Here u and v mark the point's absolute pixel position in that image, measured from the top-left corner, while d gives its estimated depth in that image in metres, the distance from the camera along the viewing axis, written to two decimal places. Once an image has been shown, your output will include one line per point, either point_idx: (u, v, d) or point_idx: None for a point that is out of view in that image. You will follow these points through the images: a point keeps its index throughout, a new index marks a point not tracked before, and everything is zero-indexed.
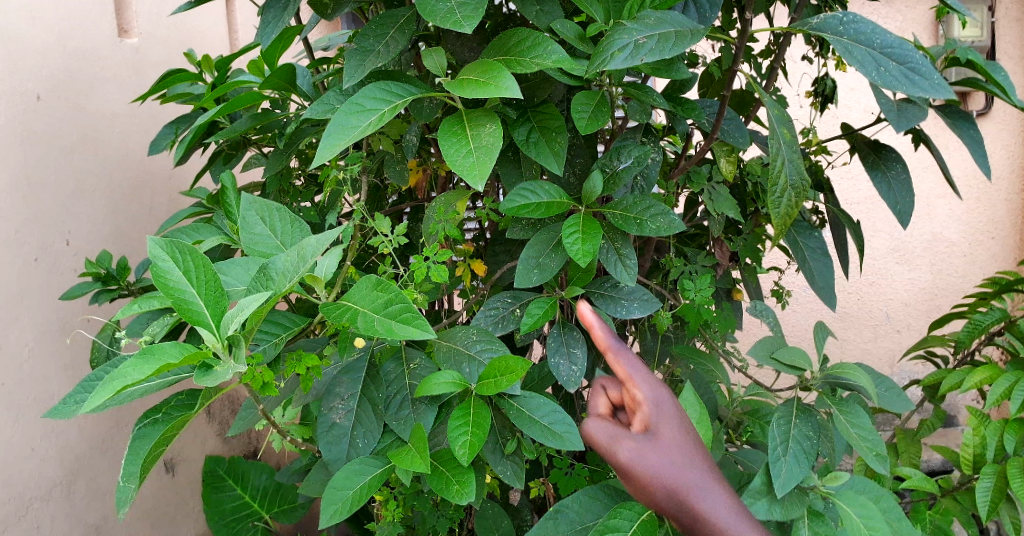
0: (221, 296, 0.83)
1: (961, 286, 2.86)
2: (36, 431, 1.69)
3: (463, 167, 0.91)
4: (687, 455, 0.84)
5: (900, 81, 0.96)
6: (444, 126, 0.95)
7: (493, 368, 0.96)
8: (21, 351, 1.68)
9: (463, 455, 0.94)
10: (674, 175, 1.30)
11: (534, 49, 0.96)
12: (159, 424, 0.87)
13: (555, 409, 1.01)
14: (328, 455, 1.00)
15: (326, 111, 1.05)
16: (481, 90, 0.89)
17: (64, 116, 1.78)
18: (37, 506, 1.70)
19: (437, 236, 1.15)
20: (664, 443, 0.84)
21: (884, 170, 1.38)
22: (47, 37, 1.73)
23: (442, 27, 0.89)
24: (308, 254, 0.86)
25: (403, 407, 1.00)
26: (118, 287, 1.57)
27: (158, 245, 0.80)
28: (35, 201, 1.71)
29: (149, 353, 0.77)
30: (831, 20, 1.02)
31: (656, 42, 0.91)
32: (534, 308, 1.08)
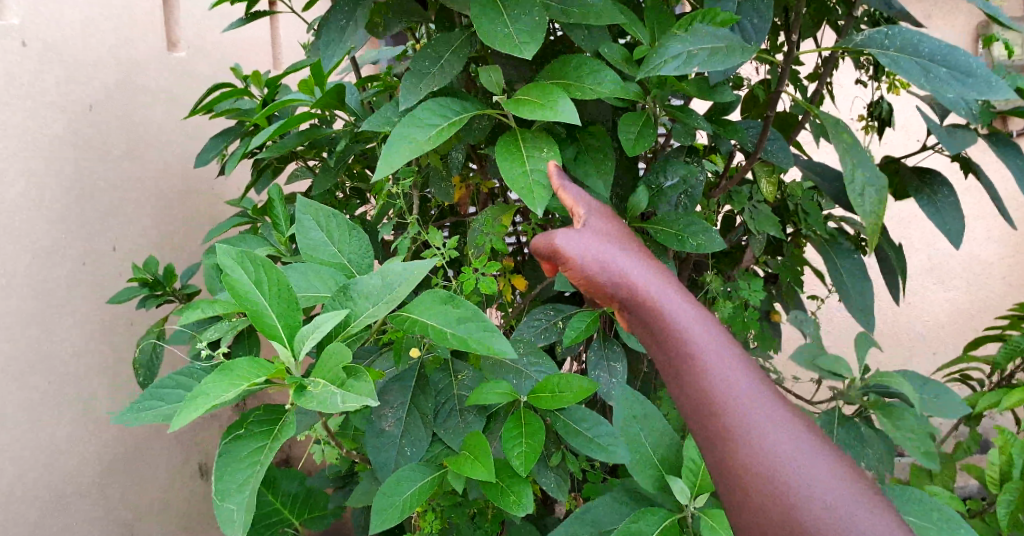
0: (294, 311, 0.85)
1: (999, 308, 2.83)
2: (77, 430, 1.75)
3: (521, 188, 0.96)
4: (620, 243, 0.90)
5: (950, 84, 0.96)
6: (500, 144, 1.00)
7: (546, 382, 0.98)
8: (66, 352, 1.74)
9: (520, 465, 0.95)
10: (715, 194, 1.31)
11: (593, 73, 0.99)
12: (243, 440, 0.84)
13: (601, 422, 1.06)
14: (376, 463, 1.01)
15: (382, 124, 1.09)
16: (540, 113, 0.93)
17: (114, 126, 1.84)
18: (75, 503, 1.75)
19: (484, 249, 1.16)
20: (598, 235, 0.90)
21: (931, 194, 1.38)
22: (99, 51, 1.80)
23: (503, 52, 0.94)
24: (393, 284, 0.87)
25: (451, 417, 1.05)
26: (164, 293, 1.61)
27: (229, 255, 0.84)
28: (82, 208, 1.77)
29: (229, 370, 0.80)
30: (876, 35, 1.04)
31: (708, 54, 0.93)
32: (576, 323, 1.07)
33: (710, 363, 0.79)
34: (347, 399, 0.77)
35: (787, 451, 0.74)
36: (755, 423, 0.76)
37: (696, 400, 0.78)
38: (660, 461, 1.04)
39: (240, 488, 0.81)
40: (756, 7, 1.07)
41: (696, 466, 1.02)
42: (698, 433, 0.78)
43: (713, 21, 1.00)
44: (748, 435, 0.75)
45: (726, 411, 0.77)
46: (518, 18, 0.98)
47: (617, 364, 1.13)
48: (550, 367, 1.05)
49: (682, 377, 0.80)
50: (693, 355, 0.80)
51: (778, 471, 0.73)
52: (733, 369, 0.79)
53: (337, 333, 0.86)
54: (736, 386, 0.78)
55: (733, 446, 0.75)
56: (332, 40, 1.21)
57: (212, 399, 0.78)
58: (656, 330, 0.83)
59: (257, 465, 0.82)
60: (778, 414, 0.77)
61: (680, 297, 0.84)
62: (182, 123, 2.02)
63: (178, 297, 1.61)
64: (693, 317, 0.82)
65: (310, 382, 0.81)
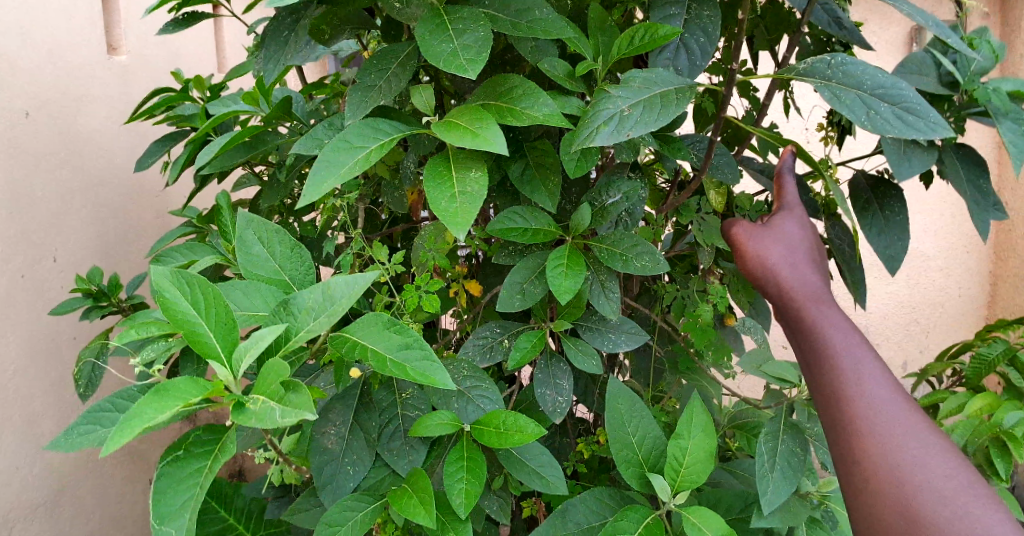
0: (234, 330, 0.84)
1: (938, 299, 2.99)
2: (22, 449, 1.70)
3: (449, 214, 0.93)
4: (790, 249, 1.08)
5: (891, 122, 1.00)
6: (430, 168, 0.97)
7: (493, 416, 0.99)
8: (8, 367, 1.68)
9: (460, 504, 0.96)
10: (664, 209, 1.33)
11: (527, 97, 0.98)
12: (183, 462, 0.82)
13: (543, 453, 1.05)
14: (318, 481, 1.00)
15: (314, 146, 1.08)
16: (469, 140, 0.92)
17: (52, 132, 1.78)
18: (22, 523, 1.70)
19: (427, 266, 1.16)
20: (771, 240, 1.09)
21: (880, 209, 1.39)
22: (34, 55, 1.73)
23: (447, 70, 0.93)
24: (335, 297, 0.86)
25: (395, 438, 1.03)
26: (109, 303, 1.57)
27: (165, 275, 0.82)
28: (21, 218, 1.71)
29: (164, 391, 0.78)
30: (819, 63, 1.07)
31: (641, 112, 0.95)
32: (522, 342, 1.10)
33: (849, 365, 0.93)
34: (285, 413, 0.77)
35: (907, 440, 0.87)
36: (884, 421, 0.88)
37: (833, 394, 0.92)
38: (643, 462, 1.14)
39: (180, 512, 0.79)
40: (702, 26, 1.08)
41: (677, 463, 1.11)
42: (829, 422, 0.92)
43: (654, 35, 1.01)
44: (877, 430, 0.88)
45: (859, 408, 0.90)
46: (464, 34, 0.97)
47: (562, 381, 1.14)
48: (494, 393, 1.04)
49: (824, 374, 0.94)
50: (835, 357, 0.94)
51: (899, 463, 0.86)
52: (871, 375, 0.92)
53: (279, 348, 0.86)
54: (870, 387, 0.91)
55: (859, 437, 0.89)
56: (278, 51, 1.19)
57: (149, 418, 0.75)
58: (807, 330, 0.98)
59: (199, 487, 0.81)
60: (906, 418, 0.89)
61: (831, 307, 0.99)
62: (124, 127, 1.98)
63: (125, 308, 1.58)
64: (841, 327, 0.97)
65: (250, 400, 0.80)
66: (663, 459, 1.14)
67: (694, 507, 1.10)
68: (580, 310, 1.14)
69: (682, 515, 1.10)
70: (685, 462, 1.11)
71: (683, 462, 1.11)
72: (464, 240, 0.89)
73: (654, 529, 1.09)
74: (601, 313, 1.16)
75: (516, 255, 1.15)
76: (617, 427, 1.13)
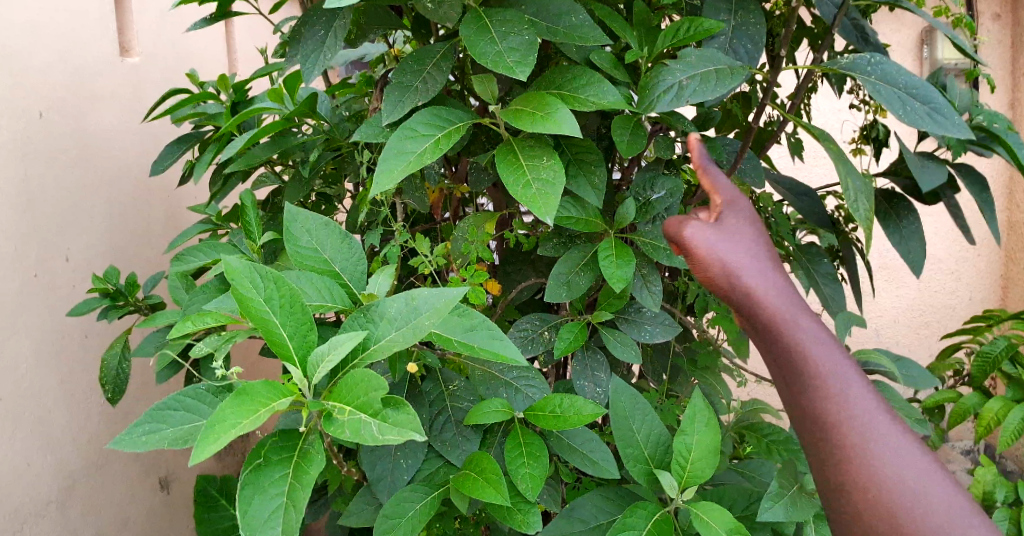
0: (309, 331, 0.84)
1: (946, 301, 3.00)
2: (34, 447, 1.69)
3: (527, 199, 0.94)
4: (745, 240, 0.87)
5: (922, 119, 1.00)
6: (498, 154, 0.99)
7: (546, 401, 0.99)
8: (20, 364, 1.67)
9: (527, 488, 0.96)
10: (693, 201, 1.31)
11: (588, 85, 0.99)
12: (264, 470, 0.80)
13: (593, 438, 1.06)
14: (372, 475, 1.02)
15: (376, 135, 1.09)
16: (541, 124, 0.93)
17: (64, 131, 1.77)
18: (32, 523, 1.68)
19: (470, 257, 1.16)
20: (726, 235, 0.87)
21: (896, 221, 1.42)
22: (48, 54, 1.73)
23: (496, 73, 0.93)
24: (419, 308, 0.85)
25: (446, 430, 1.05)
26: (126, 303, 1.55)
27: (245, 269, 0.81)
28: (33, 217, 1.70)
29: (245, 395, 0.78)
30: (859, 59, 1.08)
31: (699, 83, 0.96)
32: (566, 332, 1.10)
33: (837, 390, 0.79)
34: (383, 430, 0.76)
35: (901, 466, 0.75)
36: (883, 457, 0.76)
37: (820, 426, 0.78)
38: (650, 459, 1.11)
39: (270, 521, 0.77)
40: (751, 34, 1.09)
41: (683, 461, 1.09)
42: (817, 460, 0.78)
43: (697, 28, 1.02)
44: (875, 468, 0.75)
45: (852, 443, 0.77)
46: (508, 36, 0.97)
47: (599, 373, 1.15)
48: (542, 383, 1.06)
49: (806, 402, 0.79)
50: (818, 380, 0.79)
51: (905, 508, 0.74)
52: (860, 398, 0.79)
53: (356, 356, 0.85)
54: (860, 412, 0.78)
55: (858, 479, 0.75)
56: (311, 50, 1.19)
57: (231, 426, 0.76)
58: (782, 347, 0.81)
59: (287, 497, 0.79)
60: (904, 447, 0.77)
61: (806, 313, 0.83)
62: (136, 128, 1.98)
63: (142, 308, 1.56)
64: (820, 339, 0.81)
65: (335, 409, 0.80)
66: (669, 455, 1.12)
67: (703, 503, 1.09)
68: (620, 300, 1.14)
69: (691, 511, 1.08)
70: (692, 457, 1.09)
71: (689, 457, 1.09)
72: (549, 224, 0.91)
73: (664, 527, 1.07)
74: (637, 304, 1.17)
75: (561, 246, 1.15)
76: (622, 425, 1.10)
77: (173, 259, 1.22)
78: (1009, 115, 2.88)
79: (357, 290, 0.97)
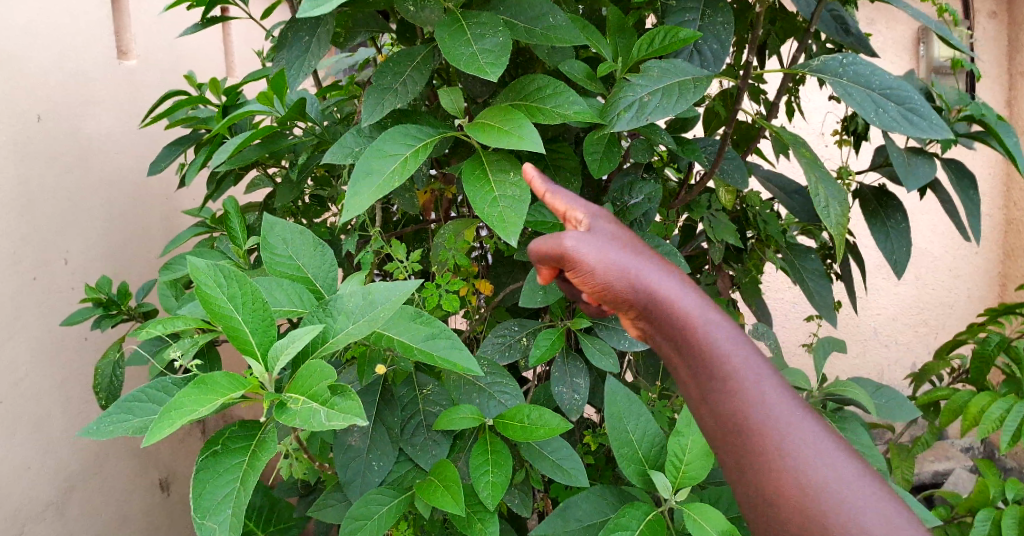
0: (270, 326, 0.84)
1: (946, 300, 2.99)
2: (32, 450, 1.70)
3: (493, 217, 0.95)
4: (620, 245, 0.88)
5: (897, 122, 1.00)
6: (466, 171, 0.99)
7: (516, 410, 1.00)
8: (18, 368, 1.68)
9: (488, 496, 0.97)
10: (675, 205, 1.32)
11: (554, 97, 0.99)
12: (220, 457, 0.81)
13: (564, 446, 1.06)
14: (345, 477, 1.03)
15: (346, 156, 1.06)
16: (503, 140, 0.92)
17: (61, 136, 1.78)
18: (31, 525, 1.69)
19: (448, 265, 1.17)
20: (608, 244, 0.88)
21: (883, 219, 1.43)
22: (44, 59, 1.74)
23: (468, 72, 0.94)
24: (376, 302, 0.86)
25: (418, 433, 1.06)
26: (119, 312, 1.55)
27: (207, 268, 0.82)
28: (31, 222, 1.71)
29: (203, 383, 0.79)
30: (831, 61, 1.08)
31: (660, 98, 0.97)
32: (543, 340, 1.10)
33: (749, 385, 0.78)
34: (331, 417, 0.76)
35: (803, 439, 0.76)
36: (799, 451, 0.75)
37: (734, 422, 0.78)
38: (644, 458, 1.13)
39: (221, 506, 0.78)
40: (716, 32, 1.09)
41: (678, 461, 1.10)
42: (743, 461, 0.77)
43: (675, 36, 1.00)
44: (790, 462, 0.75)
45: (762, 437, 0.76)
46: (483, 38, 0.98)
47: (578, 380, 1.15)
48: (514, 389, 1.05)
49: (716, 399, 0.79)
50: (728, 376, 0.79)
51: (825, 497, 0.73)
52: (772, 393, 0.78)
53: (314, 349, 0.86)
54: (757, 391, 0.78)
55: (774, 471, 0.75)
56: (300, 57, 1.20)
57: (188, 411, 0.77)
58: (692, 347, 0.81)
59: (239, 482, 0.80)
60: (821, 440, 0.76)
61: (714, 309, 0.83)
62: (133, 130, 1.98)
63: (134, 318, 1.56)
64: (728, 336, 0.81)
65: (290, 400, 0.80)
66: (663, 456, 1.13)
67: (696, 504, 1.08)
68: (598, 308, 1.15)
69: (683, 512, 1.08)
70: (685, 459, 1.09)
71: (683, 459, 1.10)
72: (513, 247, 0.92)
73: (657, 526, 1.06)
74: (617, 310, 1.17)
75: None
76: (618, 424, 1.13)
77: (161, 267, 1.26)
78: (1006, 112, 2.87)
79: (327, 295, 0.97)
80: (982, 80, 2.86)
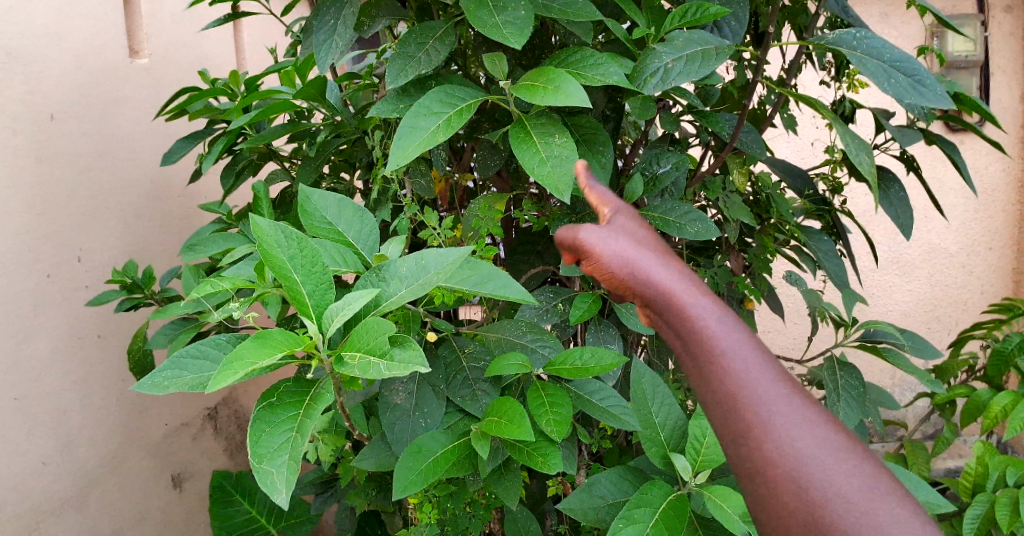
0: (327, 289, 0.85)
1: (959, 295, 2.99)
2: (49, 445, 1.70)
3: (544, 177, 0.94)
4: (636, 238, 0.79)
5: (908, 90, 1.01)
6: (512, 135, 1.00)
7: (566, 354, 1.03)
8: (37, 364, 1.69)
9: (552, 431, 0.99)
10: (690, 184, 1.31)
11: (595, 66, 0.99)
12: (278, 410, 0.81)
13: (610, 393, 1.10)
14: (390, 434, 1.03)
15: (393, 111, 1.06)
16: (552, 97, 0.93)
17: (78, 134, 1.79)
18: (49, 520, 1.70)
19: (482, 233, 1.17)
20: (623, 238, 0.79)
21: (882, 189, 1.42)
22: (61, 58, 1.75)
23: (490, 39, 0.94)
24: (428, 266, 0.88)
25: (466, 385, 1.07)
26: (142, 295, 1.56)
27: (268, 226, 0.81)
28: (48, 219, 1.72)
29: (264, 337, 0.80)
30: (845, 35, 1.09)
31: (685, 65, 0.97)
32: (580, 302, 1.11)
33: (752, 386, 0.67)
34: (391, 368, 0.77)
35: (812, 449, 0.64)
36: (814, 466, 0.63)
37: (732, 430, 0.67)
38: (665, 442, 1.11)
39: (278, 452, 0.78)
40: (734, 11, 1.10)
41: (698, 443, 1.09)
42: (744, 475, 0.66)
43: (706, 12, 1.01)
44: (793, 468, 0.64)
45: (763, 440, 0.65)
46: (505, 9, 0.98)
47: (611, 347, 1.17)
48: (555, 343, 1.08)
49: (718, 407, 0.67)
50: (726, 376, 0.68)
51: (825, 512, 0.62)
52: (778, 399, 0.67)
53: (367, 312, 0.87)
54: (767, 391, 0.67)
55: (781, 488, 0.63)
56: (326, 39, 1.21)
57: (249, 364, 0.78)
58: (686, 339, 0.71)
59: (295, 431, 0.79)
60: (832, 447, 0.64)
61: (712, 304, 0.72)
62: (150, 127, 1.98)
63: (158, 302, 1.58)
64: (730, 334, 0.69)
65: (348, 355, 0.81)
66: (685, 442, 1.11)
67: (716, 488, 1.07)
68: None
69: (704, 496, 1.06)
70: (705, 442, 1.09)
71: (703, 442, 1.09)
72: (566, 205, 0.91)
73: (677, 506, 1.05)
74: None
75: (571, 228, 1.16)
76: (641, 406, 1.11)
77: (186, 249, 1.23)
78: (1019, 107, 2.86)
79: (370, 256, 0.98)
80: (997, 75, 2.86)
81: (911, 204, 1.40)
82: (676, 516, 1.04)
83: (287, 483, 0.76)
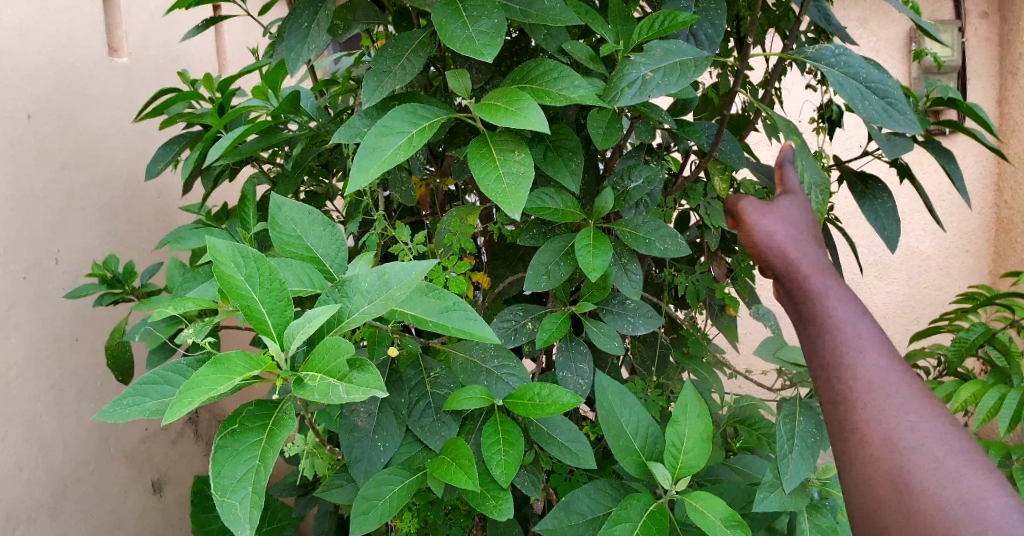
0: (287, 307, 0.84)
1: (937, 298, 3.02)
2: (25, 450, 1.67)
3: (498, 194, 0.94)
4: (787, 220, 1.02)
5: (879, 112, 1.02)
6: (472, 150, 0.99)
7: (525, 389, 1.02)
8: (13, 367, 1.66)
9: (500, 475, 0.98)
10: (671, 192, 1.32)
11: (559, 81, 0.99)
12: (240, 436, 0.80)
13: (572, 429, 1.09)
14: (349, 457, 1.04)
15: (353, 136, 1.05)
16: (511, 120, 0.93)
17: (54, 133, 1.76)
18: (25, 527, 1.67)
19: (453, 249, 1.18)
20: (776, 216, 1.03)
21: (870, 198, 1.43)
22: (37, 56, 1.72)
23: (464, 54, 0.94)
24: (390, 282, 0.87)
25: (426, 415, 1.07)
26: (123, 291, 1.56)
27: (226, 248, 0.81)
28: (25, 220, 1.69)
29: (221, 363, 0.79)
30: (824, 51, 1.09)
31: (663, 76, 0.97)
32: (548, 323, 1.13)
33: (855, 349, 0.85)
34: (350, 391, 0.77)
35: (902, 414, 0.79)
36: (898, 423, 0.79)
37: (829, 373, 0.85)
38: (640, 451, 1.11)
39: (240, 483, 0.77)
40: (710, 18, 1.11)
41: (675, 451, 1.09)
42: (831, 410, 0.84)
43: (673, 21, 1.02)
44: (881, 421, 0.80)
45: (858, 395, 0.82)
46: (479, 20, 0.98)
47: (582, 365, 1.17)
48: (522, 372, 1.08)
49: (826, 360, 0.86)
50: (839, 335, 0.87)
51: (899, 458, 0.77)
52: (883, 368, 0.83)
53: (330, 328, 0.87)
54: (876, 363, 0.83)
55: (861, 427, 0.81)
56: (299, 42, 1.21)
57: (207, 391, 0.77)
58: (803, 299, 0.93)
59: (258, 459, 0.79)
60: (923, 419, 0.79)
61: (836, 281, 0.93)
62: (128, 126, 1.96)
63: (138, 295, 1.56)
64: (851, 309, 0.89)
65: (308, 377, 0.81)
66: (659, 448, 1.12)
67: (696, 493, 1.08)
68: (602, 293, 1.16)
69: (685, 501, 1.07)
70: (683, 448, 1.09)
71: (681, 449, 1.09)
72: (517, 222, 0.91)
73: (659, 515, 1.06)
74: (620, 296, 1.19)
75: (541, 237, 1.17)
76: (610, 416, 1.11)
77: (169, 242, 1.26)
78: (997, 112, 2.90)
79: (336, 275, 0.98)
80: (974, 80, 2.89)
81: (898, 213, 1.41)
82: (658, 524, 1.05)
83: (250, 517, 0.76)
